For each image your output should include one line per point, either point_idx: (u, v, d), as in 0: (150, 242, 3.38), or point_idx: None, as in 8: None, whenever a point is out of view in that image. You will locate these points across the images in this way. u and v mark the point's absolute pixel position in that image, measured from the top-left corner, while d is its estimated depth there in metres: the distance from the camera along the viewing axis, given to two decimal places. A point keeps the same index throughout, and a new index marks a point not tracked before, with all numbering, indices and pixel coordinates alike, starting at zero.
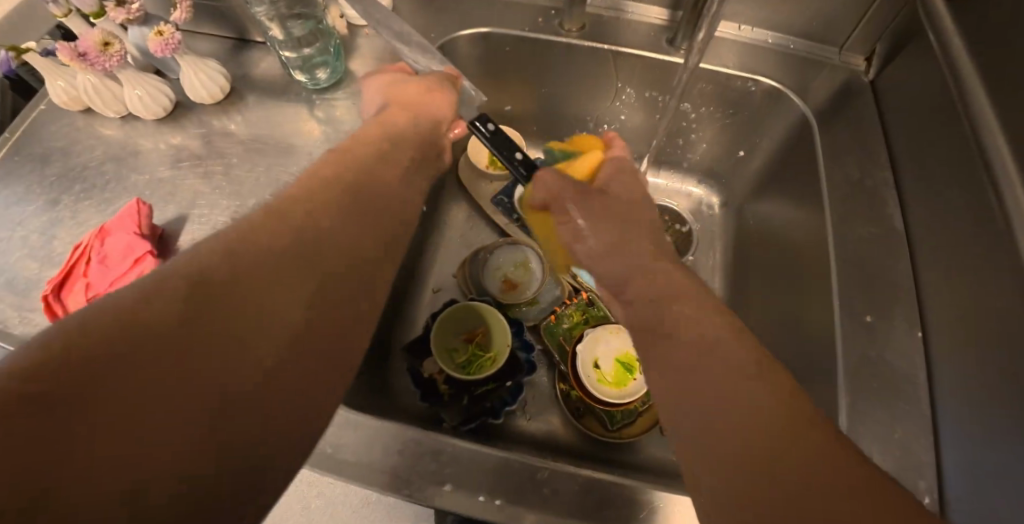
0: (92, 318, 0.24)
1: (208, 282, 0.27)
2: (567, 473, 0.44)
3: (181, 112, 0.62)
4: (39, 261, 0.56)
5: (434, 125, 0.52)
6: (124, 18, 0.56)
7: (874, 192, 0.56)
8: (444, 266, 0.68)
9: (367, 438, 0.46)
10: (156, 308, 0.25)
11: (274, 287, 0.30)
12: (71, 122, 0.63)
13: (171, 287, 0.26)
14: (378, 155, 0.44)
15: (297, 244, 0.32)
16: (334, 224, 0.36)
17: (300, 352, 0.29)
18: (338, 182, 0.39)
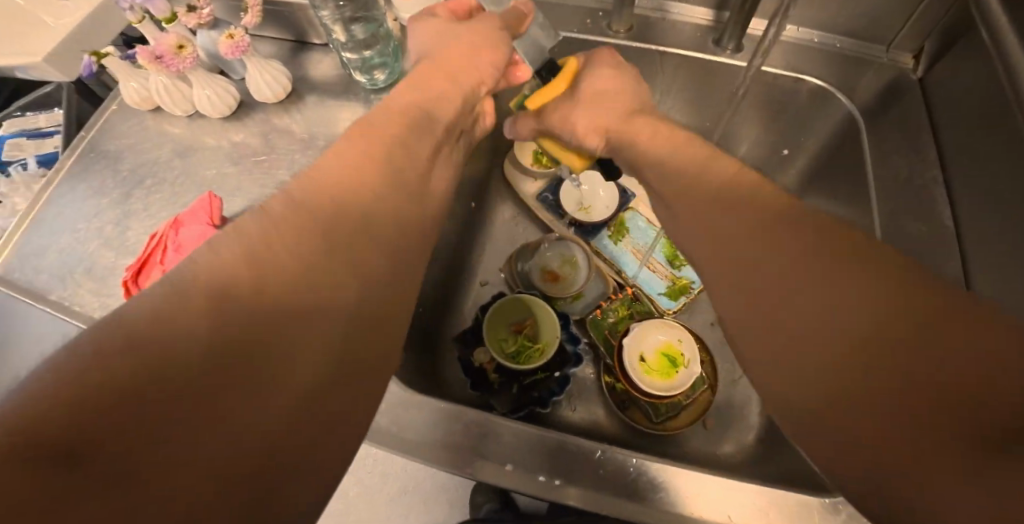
0: (146, 299, 0.21)
1: (258, 267, 0.24)
2: (621, 456, 0.45)
3: (245, 111, 0.65)
4: (114, 251, 0.59)
5: (478, 85, 0.46)
6: (195, 23, 0.60)
7: (923, 191, 0.56)
8: (490, 261, 0.70)
9: (423, 417, 0.47)
10: (208, 290, 0.22)
11: (340, 268, 0.27)
12: (141, 121, 0.67)
13: (228, 266, 0.24)
14: (427, 115, 0.40)
15: (352, 224, 0.29)
16: (386, 195, 0.32)
17: (368, 339, 0.27)
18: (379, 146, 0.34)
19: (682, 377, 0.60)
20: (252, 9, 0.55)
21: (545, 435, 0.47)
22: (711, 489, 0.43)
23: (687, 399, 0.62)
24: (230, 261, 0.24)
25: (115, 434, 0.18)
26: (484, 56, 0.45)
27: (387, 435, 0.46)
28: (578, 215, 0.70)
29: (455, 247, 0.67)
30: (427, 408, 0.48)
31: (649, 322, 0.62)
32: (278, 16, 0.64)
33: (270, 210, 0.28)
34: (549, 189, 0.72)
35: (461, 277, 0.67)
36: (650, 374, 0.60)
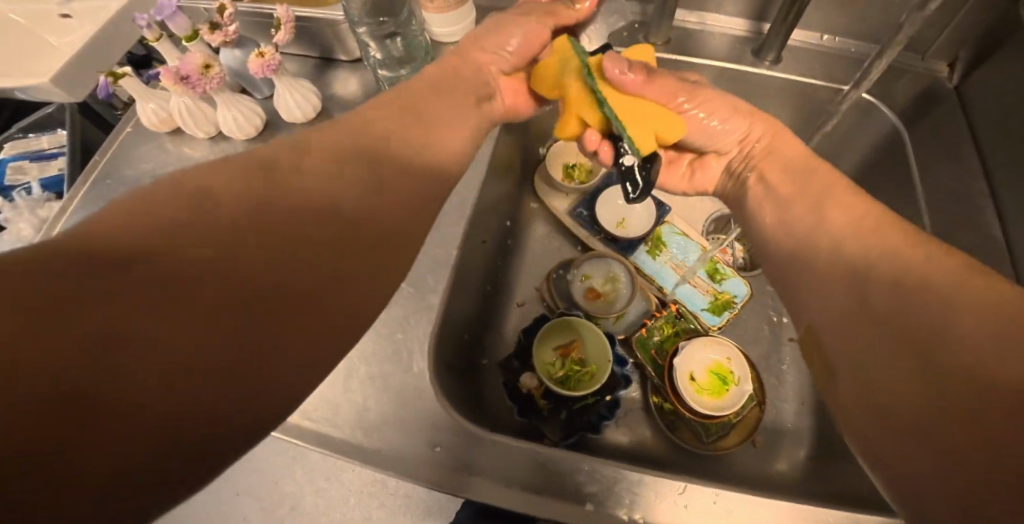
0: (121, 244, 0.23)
1: (221, 224, 0.26)
2: (610, 467, 0.42)
3: (270, 132, 0.62)
4: None
5: (485, 73, 0.50)
6: (221, 40, 0.57)
7: (972, 201, 0.56)
8: (527, 280, 0.69)
9: (390, 419, 0.42)
10: (156, 245, 0.24)
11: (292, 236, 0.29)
12: (158, 143, 0.64)
13: (197, 221, 0.25)
14: (430, 107, 0.43)
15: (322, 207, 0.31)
16: (377, 186, 0.35)
17: (307, 306, 0.28)
18: (385, 143, 0.38)
19: (733, 395, 0.58)
20: (285, 26, 0.52)
21: (572, 459, 0.42)
22: (708, 501, 0.40)
23: (737, 417, 0.60)
24: (176, 234, 0.25)
25: (72, 382, 0.19)
26: (510, 44, 0.49)
27: (342, 436, 0.41)
28: (614, 231, 0.68)
29: (495, 268, 0.65)
30: (394, 410, 0.43)
31: (696, 339, 0.61)
32: (304, 32, 0.62)
33: (245, 186, 0.29)
34: (584, 205, 0.70)
35: (499, 297, 0.66)
36: (700, 393, 0.59)
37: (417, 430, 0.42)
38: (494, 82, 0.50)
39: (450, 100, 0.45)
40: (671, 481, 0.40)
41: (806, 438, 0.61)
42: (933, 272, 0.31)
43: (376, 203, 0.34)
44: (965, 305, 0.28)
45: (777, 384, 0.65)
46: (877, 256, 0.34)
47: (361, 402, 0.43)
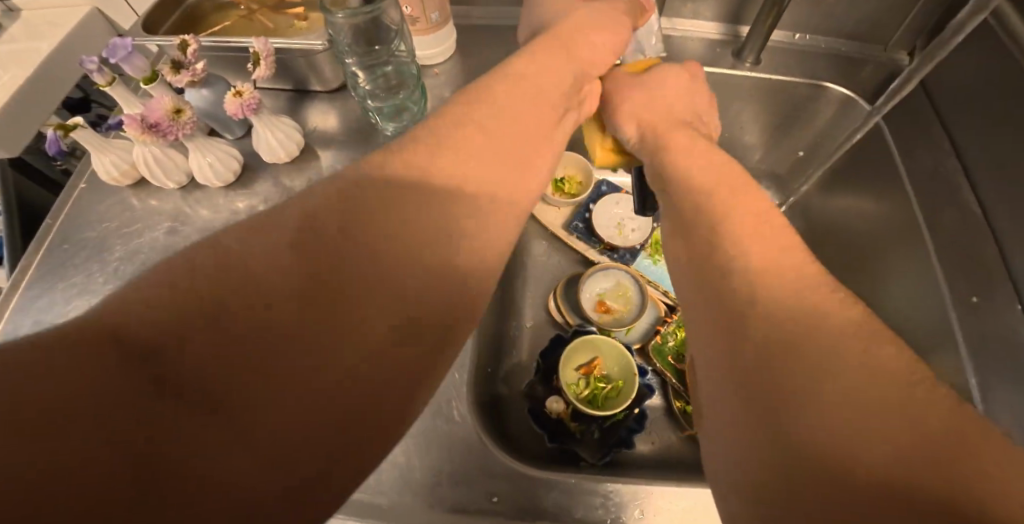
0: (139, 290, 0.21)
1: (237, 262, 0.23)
2: (625, 483, 0.42)
3: (250, 175, 0.58)
4: None
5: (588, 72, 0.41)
6: (188, 80, 0.52)
7: (951, 179, 0.58)
8: (534, 300, 0.67)
9: (412, 466, 0.42)
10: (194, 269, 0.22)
11: (374, 254, 0.27)
12: (120, 197, 0.58)
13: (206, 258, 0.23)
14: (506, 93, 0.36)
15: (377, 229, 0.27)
16: (415, 203, 0.29)
17: (389, 332, 0.26)
18: (432, 158, 0.31)
19: None
20: (266, 60, 0.49)
21: (611, 481, 0.42)
22: None
23: None
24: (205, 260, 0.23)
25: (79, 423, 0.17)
26: (602, 37, 0.42)
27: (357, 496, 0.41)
28: (614, 239, 0.67)
29: (503, 293, 0.63)
30: (424, 454, 0.43)
31: None
32: (275, 64, 0.57)
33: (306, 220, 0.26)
34: (580, 217, 0.69)
35: (510, 321, 0.63)
36: None
37: (478, 481, 0.42)
38: (590, 82, 0.42)
39: (551, 101, 0.37)
40: (703, 490, 0.41)
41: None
42: (828, 324, 0.24)
43: (463, 244, 0.30)
44: (864, 387, 0.22)
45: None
46: (743, 286, 0.27)
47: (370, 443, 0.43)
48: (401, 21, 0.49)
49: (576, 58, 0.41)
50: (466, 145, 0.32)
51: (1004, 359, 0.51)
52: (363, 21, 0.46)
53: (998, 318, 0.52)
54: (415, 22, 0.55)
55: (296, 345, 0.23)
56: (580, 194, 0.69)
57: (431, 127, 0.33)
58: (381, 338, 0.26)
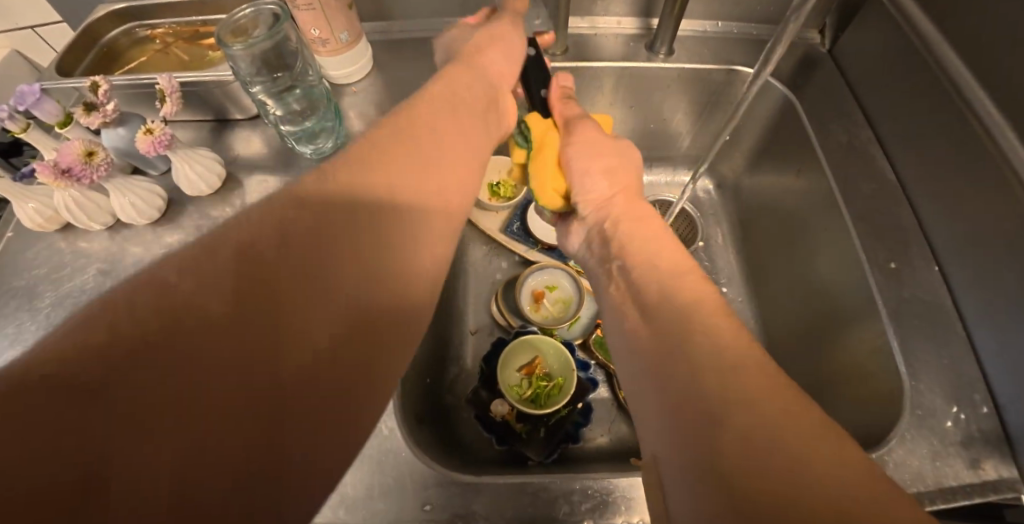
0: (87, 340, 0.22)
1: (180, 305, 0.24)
2: (563, 479, 0.43)
3: (176, 210, 0.58)
4: None
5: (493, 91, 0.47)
6: (101, 122, 0.53)
7: (863, 151, 0.61)
8: (477, 306, 0.67)
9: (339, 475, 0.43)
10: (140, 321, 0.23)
11: (315, 265, 0.29)
12: (49, 243, 0.58)
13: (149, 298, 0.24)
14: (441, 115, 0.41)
15: (312, 262, 0.29)
16: (350, 226, 0.31)
17: (335, 363, 0.28)
18: (373, 182, 0.34)
19: None
20: (171, 96, 0.49)
21: (546, 476, 0.43)
22: None
23: None
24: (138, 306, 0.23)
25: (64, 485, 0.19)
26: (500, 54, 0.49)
27: None
28: (550, 239, 0.68)
29: (443, 302, 0.63)
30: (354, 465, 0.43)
31: None
32: (190, 97, 0.58)
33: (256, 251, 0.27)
34: (515, 219, 0.70)
35: (452, 327, 0.64)
36: None
37: (413, 491, 0.42)
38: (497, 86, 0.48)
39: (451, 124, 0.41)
40: (642, 478, 0.43)
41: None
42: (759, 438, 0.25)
43: (392, 270, 0.33)
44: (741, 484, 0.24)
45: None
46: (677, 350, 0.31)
47: None
48: (301, 42, 0.49)
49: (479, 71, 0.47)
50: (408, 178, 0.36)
51: (920, 319, 0.52)
52: (263, 48, 0.47)
53: (913, 281, 0.54)
54: (324, 42, 0.56)
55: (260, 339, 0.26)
56: (513, 198, 0.70)
57: (360, 164, 0.35)
58: (333, 336, 0.28)
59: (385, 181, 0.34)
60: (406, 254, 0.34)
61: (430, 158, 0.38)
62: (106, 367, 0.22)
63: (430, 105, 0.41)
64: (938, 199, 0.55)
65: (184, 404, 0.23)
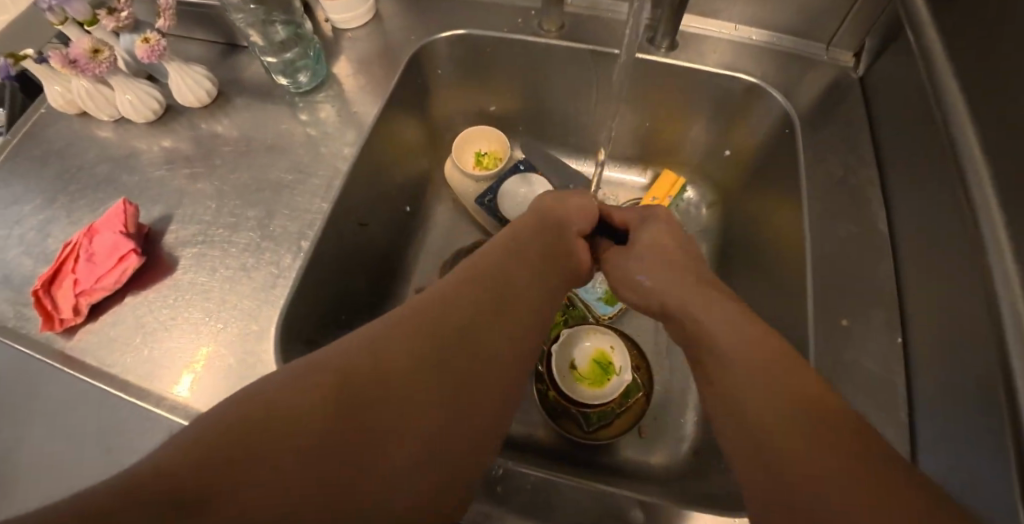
0: (288, 385, 0.29)
1: (368, 366, 0.31)
2: (569, 486, 0.43)
3: (171, 115, 0.63)
4: (34, 259, 0.57)
5: (526, 258, 0.43)
6: (115, 25, 0.57)
7: (858, 192, 0.55)
8: (427, 265, 0.68)
9: (211, 390, 0.45)
10: (337, 396, 0.29)
11: (468, 334, 0.35)
12: (69, 124, 0.65)
13: (332, 369, 0.30)
14: (472, 295, 0.38)
15: (424, 322, 0.35)
16: (442, 299, 0.37)
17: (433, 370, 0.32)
18: (469, 289, 0.39)
19: (614, 384, 0.62)
20: (166, 13, 0.56)
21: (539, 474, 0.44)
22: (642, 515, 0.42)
23: (620, 407, 0.63)
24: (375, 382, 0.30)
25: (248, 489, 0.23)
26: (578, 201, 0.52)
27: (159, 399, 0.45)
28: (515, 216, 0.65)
29: (390, 256, 0.64)
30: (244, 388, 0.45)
31: (583, 329, 0.66)
32: (202, 16, 0.63)
33: (439, 320, 0.35)
34: (488, 193, 0.66)
35: (397, 280, 0.65)
36: (580, 381, 0.63)
37: None
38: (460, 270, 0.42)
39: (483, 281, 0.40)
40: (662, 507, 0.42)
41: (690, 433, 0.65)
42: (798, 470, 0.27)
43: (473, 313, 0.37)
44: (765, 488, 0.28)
45: (668, 384, 0.69)
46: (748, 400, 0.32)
47: (256, 290, 0.49)
48: None
49: (520, 257, 0.43)
50: (351, 345, 0.32)
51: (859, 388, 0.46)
52: None
53: (866, 345, 0.47)
54: None
55: (257, 484, 0.23)
56: (494, 169, 0.68)
57: (441, 304, 0.37)
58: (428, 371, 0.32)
59: (461, 284, 0.39)
60: (471, 312, 0.37)
61: (497, 296, 0.39)
62: (301, 434, 0.26)
63: (497, 272, 0.41)
64: (925, 265, 0.48)
65: (389, 371, 0.31)
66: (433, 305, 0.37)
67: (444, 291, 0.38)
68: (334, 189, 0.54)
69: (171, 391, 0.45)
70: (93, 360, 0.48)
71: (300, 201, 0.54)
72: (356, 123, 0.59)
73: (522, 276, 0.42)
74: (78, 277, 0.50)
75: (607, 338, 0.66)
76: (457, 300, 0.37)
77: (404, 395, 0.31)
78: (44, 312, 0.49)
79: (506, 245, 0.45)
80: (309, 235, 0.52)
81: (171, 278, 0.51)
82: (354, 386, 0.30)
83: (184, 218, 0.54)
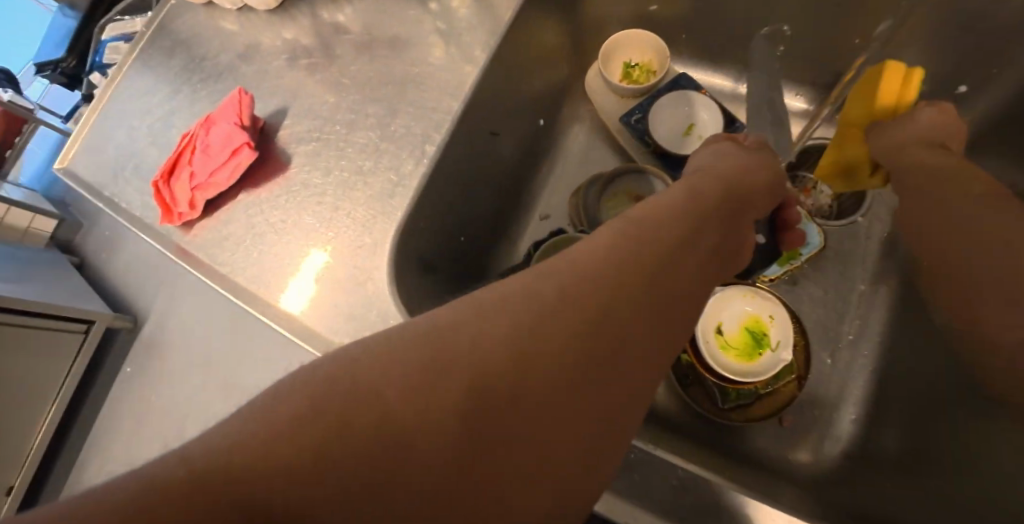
0: (394, 350, 0.18)
1: (520, 331, 0.19)
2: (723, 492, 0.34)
3: (292, 3, 0.57)
4: (161, 151, 0.55)
5: (714, 218, 0.30)
6: None
7: None
8: (554, 194, 0.59)
9: (317, 304, 0.40)
10: (466, 380, 0.17)
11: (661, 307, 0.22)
12: (195, 13, 0.62)
13: (464, 332, 0.19)
14: (664, 248, 0.24)
15: (602, 272, 0.22)
16: (622, 241, 0.24)
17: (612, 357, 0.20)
18: (659, 238, 0.25)
19: (768, 360, 0.51)
20: None
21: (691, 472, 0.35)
22: None
23: (767, 387, 0.52)
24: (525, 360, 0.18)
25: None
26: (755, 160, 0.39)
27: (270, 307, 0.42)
28: (667, 142, 0.55)
29: (517, 178, 0.55)
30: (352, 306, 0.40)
31: (738, 289, 0.53)
32: None
33: (624, 274, 0.22)
34: (640, 110, 0.57)
35: (520, 207, 0.57)
36: (726, 350, 0.52)
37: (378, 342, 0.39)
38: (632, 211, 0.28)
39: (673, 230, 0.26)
40: None
41: (847, 432, 0.53)
42: None
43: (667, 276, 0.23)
44: None
45: (827, 370, 0.56)
46: None
47: (370, 200, 0.43)
48: None
49: (709, 212, 0.30)
50: (491, 298, 0.21)
51: None
52: None
53: None
54: None
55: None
56: (646, 83, 0.57)
57: (625, 250, 0.23)
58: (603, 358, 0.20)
59: (646, 225, 0.25)
60: (664, 271, 0.23)
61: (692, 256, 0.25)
62: (402, 444, 0.15)
63: (687, 224, 0.27)
64: None
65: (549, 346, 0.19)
66: (610, 248, 0.23)
67: (622, 232, 0.25)
68: (466, 88, 0.46)
69: (278, 299, 0.41)
70: (207, 257, 0.45)
71: (426, 99, 0.46)
72: (492, 11, 0.49)
73: (713, 236, 0.28)
74: (195, 169, 0.47)
75: (765, 305, 0.53)
76: (643, 249, 0.24)
77: (567, 393, 0.19)
78: (164, 204, 0.48)
79: (689, 195, 0.31)
80: (434, 141, 0.44)
81: (283, 177, 0.46)
82: (496, 365, 0.18)
83: (299, 115, 0.49)
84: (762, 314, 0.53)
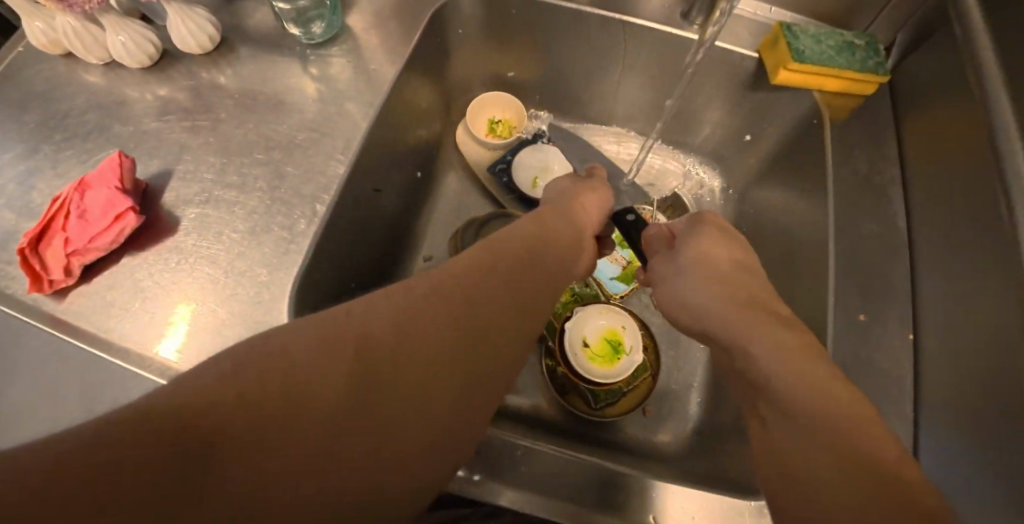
0: (295, 343, 0.24)
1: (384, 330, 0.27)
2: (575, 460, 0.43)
3: (169, 61, 0.58)
4: (18, 212, 0.52)
5: (550, 248, 0.41)
6: None
7: (881, 188, 0.55)
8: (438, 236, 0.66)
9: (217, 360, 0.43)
10: (346, 368, 0.24)
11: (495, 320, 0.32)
12: (51, 65, 0.59)
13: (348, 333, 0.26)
14: (503, 274, 0.35)
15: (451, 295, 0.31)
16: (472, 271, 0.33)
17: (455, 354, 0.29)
18: (501, 269, 0.35)
19: (625, 362, 0.63)
20: None
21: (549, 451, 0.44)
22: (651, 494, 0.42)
23: (629, 385, 0.63)
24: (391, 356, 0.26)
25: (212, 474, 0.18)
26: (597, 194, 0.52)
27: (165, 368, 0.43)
28: (528, 189, 0.66)
29: (401, 224, 0.62)
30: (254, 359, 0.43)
31: (593, 308, 0.65)
32: None
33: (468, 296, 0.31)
34: (503, 161, 0.66)
35: (407, 250, 0.63)
36: (592, 360, 0.62)
37: None
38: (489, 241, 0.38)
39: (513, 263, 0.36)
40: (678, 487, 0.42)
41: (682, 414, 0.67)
42: None
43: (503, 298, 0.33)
44: None
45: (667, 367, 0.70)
46: None
47: (267, 257, 0.47)
48: None
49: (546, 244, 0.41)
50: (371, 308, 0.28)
51: (872, 384, 0.46)
52: None
53: (882, 341, 0.48)
54: None
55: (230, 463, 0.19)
56: (510, 137, 0.67)
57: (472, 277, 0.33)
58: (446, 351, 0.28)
59: (490, 258, 0.35)
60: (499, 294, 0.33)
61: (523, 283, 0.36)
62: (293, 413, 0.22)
63: (526, 257, 0.38)
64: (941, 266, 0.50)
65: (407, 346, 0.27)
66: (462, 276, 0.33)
67: (473, 262, 0.34)
68: (351, 151, 0.52)
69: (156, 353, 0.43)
70: (87, 324, 0.45)
71: (314, 162, 0.51)
72: (371, 81, 0.56)
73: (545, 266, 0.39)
74: (70, 234, 0.46)
75: (619, 318, 0.65)
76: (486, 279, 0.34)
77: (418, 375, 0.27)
78: (32, 271, 0.46)
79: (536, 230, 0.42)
80: (324, 201, 0.49)
81: (174, 240, 0.48)
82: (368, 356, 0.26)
83: (185, 177, 0.51)
84: (617, 326, 0.65)
